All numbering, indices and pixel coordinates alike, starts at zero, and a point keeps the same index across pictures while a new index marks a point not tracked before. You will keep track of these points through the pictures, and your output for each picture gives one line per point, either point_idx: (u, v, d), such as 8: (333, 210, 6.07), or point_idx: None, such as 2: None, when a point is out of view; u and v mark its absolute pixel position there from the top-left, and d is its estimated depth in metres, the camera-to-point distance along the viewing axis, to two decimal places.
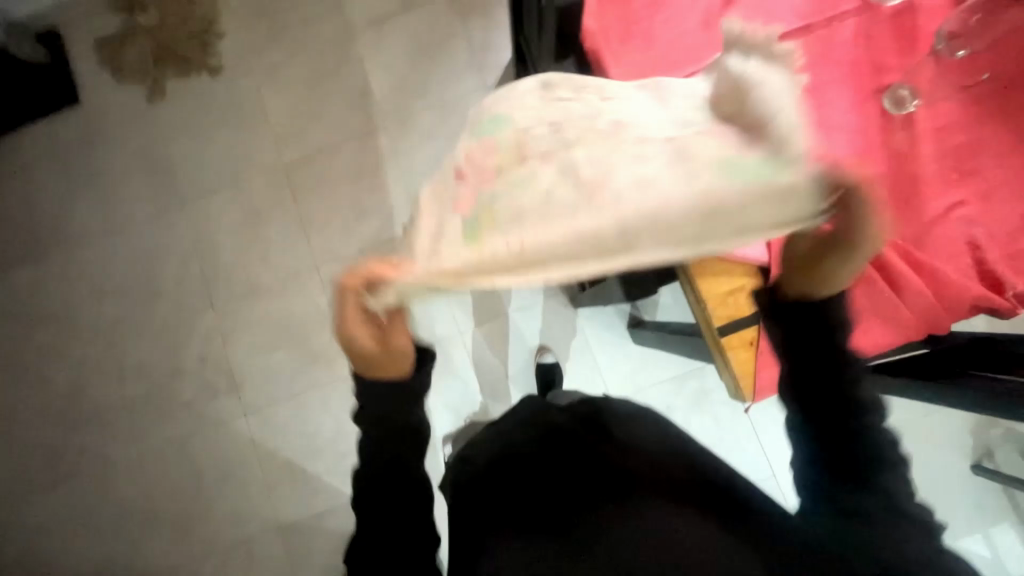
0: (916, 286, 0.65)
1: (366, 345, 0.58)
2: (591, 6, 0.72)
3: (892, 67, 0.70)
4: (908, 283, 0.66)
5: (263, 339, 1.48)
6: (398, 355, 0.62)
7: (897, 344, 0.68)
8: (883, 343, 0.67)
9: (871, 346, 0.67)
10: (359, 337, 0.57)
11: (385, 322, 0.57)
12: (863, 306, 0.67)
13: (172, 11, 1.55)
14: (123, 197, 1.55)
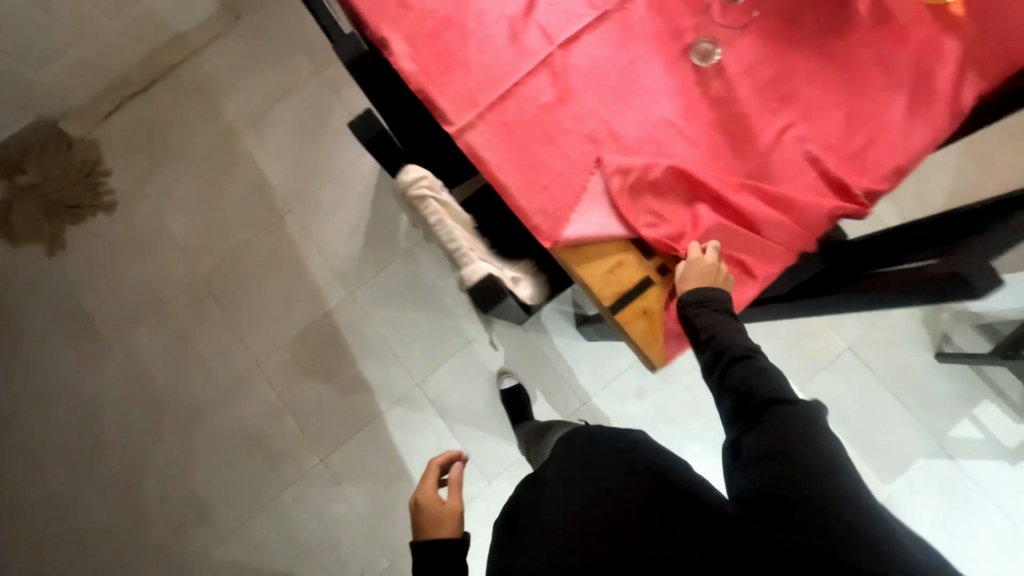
0: (770, 212, 0.69)
1: (433, 506, 0.74)
2: (404, 52, 0.77)
3: (690, 26, 0.76)
4: (764, 215, 0.69)
5: (225, 456, 1.42)
6: (454, 515, 0.73)
7: (778, 270, 0.70)
8: (766, 276, 0.70)
9: (756, 281, 0.70)
10: (430, 502, 0.75)
11: (447, 500, 0.75)
12: (736, 244, 0.70)
13: (52, 164, 1.55)
14: (45, 358, 1.49)
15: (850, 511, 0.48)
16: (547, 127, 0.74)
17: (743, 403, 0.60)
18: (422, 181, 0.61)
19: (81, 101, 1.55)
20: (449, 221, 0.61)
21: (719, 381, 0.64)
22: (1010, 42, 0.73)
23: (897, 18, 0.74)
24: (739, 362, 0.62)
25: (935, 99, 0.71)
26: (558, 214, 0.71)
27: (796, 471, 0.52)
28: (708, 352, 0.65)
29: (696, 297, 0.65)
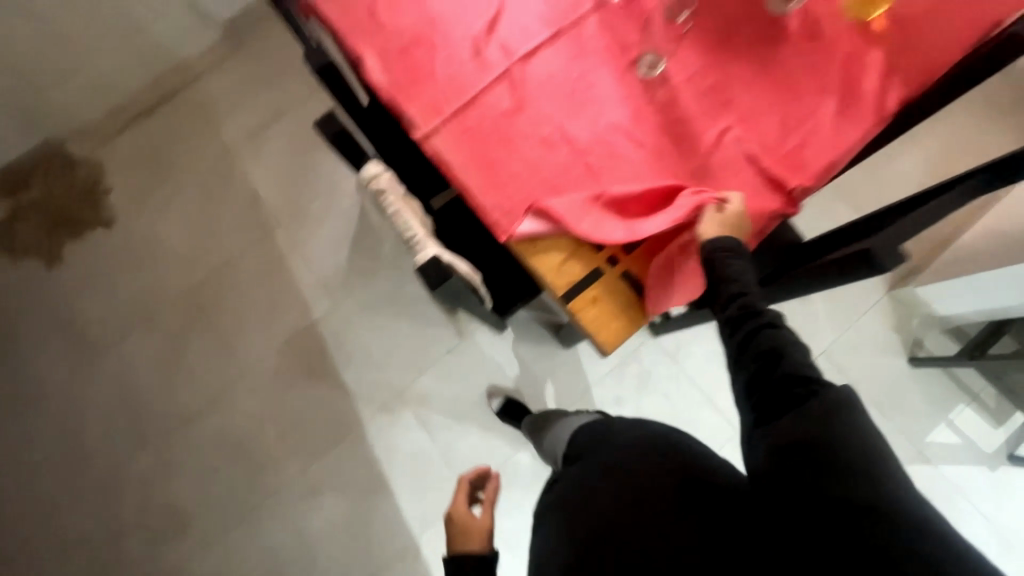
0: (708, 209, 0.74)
1: (465, 517, 0.82)
2: (377, 66, 0.84)
3: (637, 41, 0.83)
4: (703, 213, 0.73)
5: (205, 465, 1.42)
6: (482, 533, 0.80)
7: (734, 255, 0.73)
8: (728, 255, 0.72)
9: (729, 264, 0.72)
10: (462, 514, 0.83)
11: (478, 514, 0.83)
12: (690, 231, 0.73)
13: (56, 182, 1.63)
14: (34, 367, 1.52)
15: (885, 507, 0.47)
16: (506, 132, 0.80)
17: (768, 372, 0.58)
18: (382, 176, 0.66)
19: (87, 123, 1.65)
20: (406, 211, 0.66)
21: (741, 347, 0.62)
22: (929, 53, 0.80)
23: (826, 33, 0.81)
24: (764, 330, 0.61)
25: (861, 104, 0.78)
26: (514, 210, 0.76)
27: (830, 444, 0.51)
28: (733, 317, 0.63)
29: (718, 241, 0.68)
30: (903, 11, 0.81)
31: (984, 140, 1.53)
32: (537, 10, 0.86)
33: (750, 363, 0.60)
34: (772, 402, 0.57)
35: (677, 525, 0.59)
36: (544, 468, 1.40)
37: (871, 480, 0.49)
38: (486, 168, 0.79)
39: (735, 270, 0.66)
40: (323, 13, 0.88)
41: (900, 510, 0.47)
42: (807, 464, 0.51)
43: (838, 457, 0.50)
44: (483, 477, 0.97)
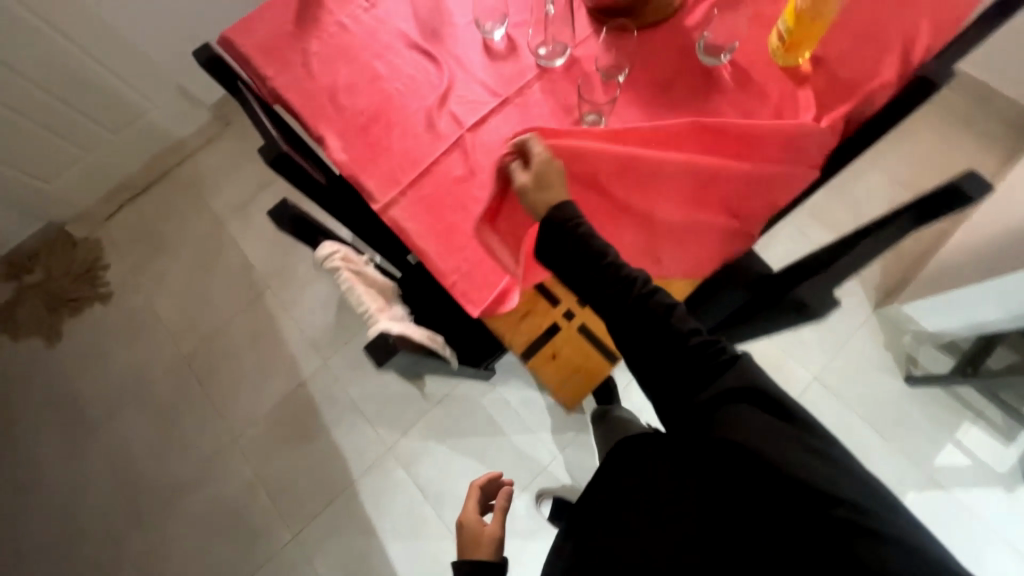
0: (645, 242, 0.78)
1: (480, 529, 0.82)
2: (337, 145, 0.89)
3: (578, 102, 0.88)
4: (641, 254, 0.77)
5: (197, 538, 1.39)
6: (494, 541, 0.81)
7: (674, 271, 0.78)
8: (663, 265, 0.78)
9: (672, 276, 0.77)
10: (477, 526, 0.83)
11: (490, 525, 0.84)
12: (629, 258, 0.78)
13: (57, 264, 1.70)
14: (28, 447, 1.52)
15: (806, 456, 0.52)
16: (460, 195, 0.84)
17: (667, 351, 0.63)
18: (336, 254, 0.69)
19: (86, 206, 1.74)
20: (358, 287, 0.68)
21: (635, 329, 0.65)
22: (861, 89, 0.82)
23: (757, 80, 0.86)
24: (647, 302, 0.65)
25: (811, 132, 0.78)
26: (470, 271, 0.79)
27: (751, 410, 0.56)
28: (617, 299, 0.66)
29: (560, 211, 0.70)
30: (830, 52, 0.85)
31: (945, 154, 1.56)
32: (484, 81, 0.92)
33: (649, 341, 0.64)
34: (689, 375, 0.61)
35: (679, 492, 0.59)
36: (540, 519, 1.35)
37: (793, 434, 0.53)
38: (443, 232, 0.82)
39: (600, 243, 0.69)
40: (287, 100, 0.95)
41: (819, 457, 0.52)
42: (741, 434, 0.54)
43: (758, 422, 0.55)
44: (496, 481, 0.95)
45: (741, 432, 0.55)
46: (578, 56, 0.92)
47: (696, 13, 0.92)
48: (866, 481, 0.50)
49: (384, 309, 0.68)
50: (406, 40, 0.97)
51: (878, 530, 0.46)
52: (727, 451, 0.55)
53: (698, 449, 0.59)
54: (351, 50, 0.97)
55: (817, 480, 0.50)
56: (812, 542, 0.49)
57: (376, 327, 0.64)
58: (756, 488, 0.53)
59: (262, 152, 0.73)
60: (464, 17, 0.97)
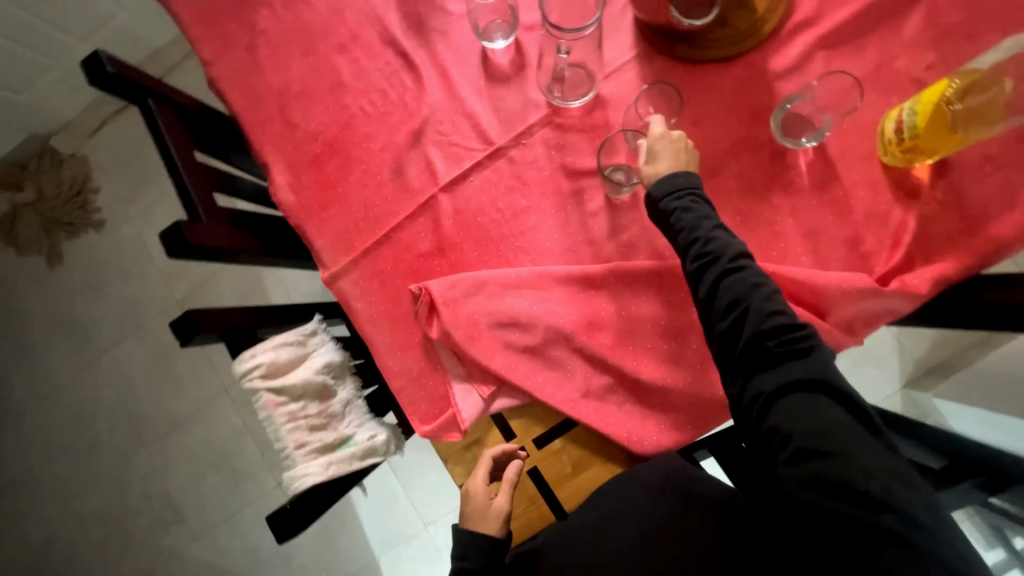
0: (628, 391, 0.64)
1: None
2: (285, 182, 0.73)
3: (588, 170, 0.67)
4: (617, 408, 0.64)
5: (194, 469, 1.56)
6: (503, 519, 0.62)
7: (651, 440, 0.63)
8: (648, 427, 0.64)
9: (654, 440, 0.63)
10: None
11: None
12: (608, 420, 0.64)
13: (46, 182, 1.62)
14: (48, 360, 1.63)
15: (864, 464, 0.47)
16: (421, 280, 0.68)
17: (736, 333, 0.54)
18: (254, 372, 0.62)
19: (67, 118, 1.59)
20: (275, 413, 0.64)
21: (709, 305, 0.56)
22: (995, 224, 0.57)
23: (843, 181, 0.61)
24: (730, 275, 0.55)
25: (887, 286, 0.58)
26: (423, 380, 0.68)
27: (816, 404, 0.50)
28: (694, 268, 0.56)
29: (661, 187, 0.59)
30: (968, 156, 0.58)
31: None
32: (475, 116, 0.69)
33: (718, 319, 0.55)
34: (753, 362, 0.53)
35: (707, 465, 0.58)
36: None
37: (857, 436, 0.48)
38: (397, 323, 0.69)
39: (683, 218, 0.57)
40: (228, 99, 0.74)
41: (878, 466, 0.47)
42: (797, 432, 0.49)
43: (822, 420, 0.49)
44: (509, 461, 0.66)
45: (800, 427, 0.49)
46: (605, 97, 0.67)
47: (788, 54, 0.64)
48: (921, 490, 0.46)
49: (304, 442, 0.64)
50: (386, 35, 0.73)
51: (922, 547, 0.44)
52: (775, 443, 0.51)
53: (746, 433, 0.54)
54: (313, 36, 0.74)
55: (870, 488, 0.46)
56: (837, 543, 0.47)
57: (298, 468, 0.63)
58: (798, 485, 0.49)
59: (165, 247, 0.57)
60: (464, 12, 0.72)
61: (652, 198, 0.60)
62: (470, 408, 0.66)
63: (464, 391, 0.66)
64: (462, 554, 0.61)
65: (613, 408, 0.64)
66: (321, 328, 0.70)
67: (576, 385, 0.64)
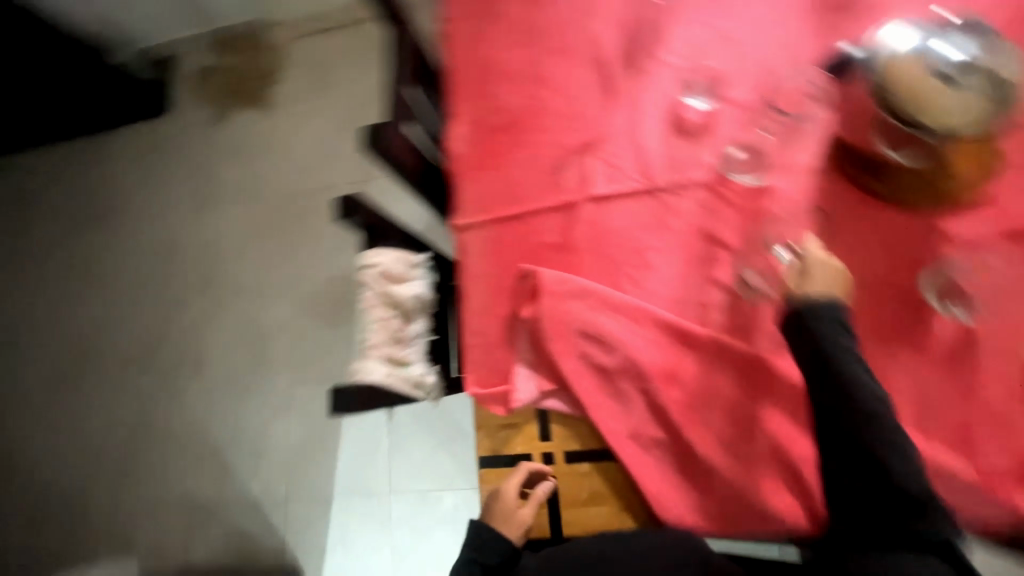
0: (671, 454, 0.64)
1: None
2: (463, 136, 0.82)
3: (725, 243, 0.70)
4: (654, 465, 0.64)
5: (230, 335, 1.70)
6: (523, 527, 0.66)
7: (675, 510, 0.63)
8: (676, 497, 0.63)
9: (674, 513, 0.63)
10: None
11: None
12: (641, 472, 0.64)
13: (249, 56, 1.90)
14: (175, 191, 1.89)
15: None
16: (534, 264, 0.73)
17: (862, 482, 0.55)
18: (372, 269, 0.71)
19: (290, 15, 1.87)
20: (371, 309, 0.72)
21: (838, 447, 0.56)
22: None
23: (975, 364, 0.60)
24: (864, 424, 0.55)
25: (974, 481, 0.57)
26: (493, 349, 0.72)
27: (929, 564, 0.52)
28: (829, 405, 0.57)
29: (812, 307, 0.59)
30: None
31: None
32: (647, 152, 0.75)
33: (844, 463, 0.56)
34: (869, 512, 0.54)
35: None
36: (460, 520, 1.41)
37: None
38: (496, 290, 0.74)
39: (835, 348, 0.58)
40: (451, 54, 0.86)
41: None
42: None
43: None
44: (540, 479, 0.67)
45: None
46: (771, 189, 0.70)
47: (968, 223, 0.64)
48: None
49: (378, 345, 0.71)
50: (603, 55, 0.81)
51: None
52: None
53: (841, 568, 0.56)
54: (542, 32, 0.84)
55: None
56: None
57: (365, 363, 0.70)
58: None
59: (365, 131, 0.70)
60: (678, 65, 0.78)
61: (797, 316, 0.60)
62: (527, 391, 0.68)
63: (526, 379, 0.69)
64: (475, 544, 0.65)
65: (653, 464, 0.64)
66: (426, 264, 0.76)
67: (628, 425, 0.65)
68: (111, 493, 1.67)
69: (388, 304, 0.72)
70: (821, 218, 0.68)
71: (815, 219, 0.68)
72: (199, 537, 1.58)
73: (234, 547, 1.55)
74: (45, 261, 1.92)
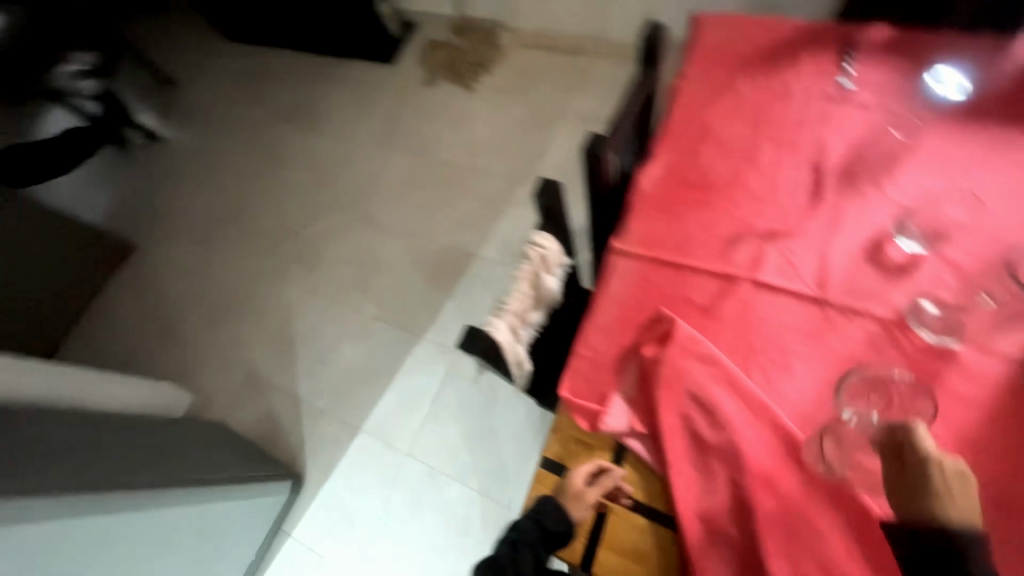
0: (735, 559, 0.60)
1: None
2: (654, 176, 0.87)
3: (879, 384, 0.66)
4: (713, 559, 0.60)
5: (350, 253, 1.92)
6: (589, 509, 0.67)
7: None
8: None
9: None
10: None
11: None
12: (697, 559, 0.60)
13: (475, 48, 2.21)
14: (367, 123, 2.20)
15: None
16: (673, 313, 0.74)
17: None
18: (537, 250, 0.75)
19: (523, 31, 2.17)
20: (520, 285, 0.74)
21: None
22: None
23: None
24: None
25: None
26: (599, 368, 0.74)
27: None
28: None
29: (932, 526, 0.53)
30: None
31: None
32: (830, 264, 0.74)
33: None
34: None
35: None
36: (454, 515, 1.40)
37: None
38: (627, 319, 0.76)
39: None
40: (672, 108, 0.94)
41: None
42: None
43: None
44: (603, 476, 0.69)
45: None
46: (952, 355, 0.66)
47: None
48: None
49: (515, 319, 0.73)
50: (820, 161, 0.82)
51: None
52: None
53: None
54: (767, 120, 0.88)
55: None
56: None
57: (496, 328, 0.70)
58: None
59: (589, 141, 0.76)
60: (896, 201, 0.77)
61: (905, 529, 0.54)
62: (618, 421, 0.69)
63: (620, 410, 0.70)
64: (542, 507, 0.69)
65: (713, 559, 0.60)
66: (563, 266, 0.83)
67: (703, 507, 0.62)
68: (197, 330, 1.90)
69: (534, 286, 0.76)
70: (999, 412, 0.62)
71: (991, 409, 0.62)
72: (237, 402, 1.73)
73: (258, 428, 1.66)
74: (253, 136, 2.33)
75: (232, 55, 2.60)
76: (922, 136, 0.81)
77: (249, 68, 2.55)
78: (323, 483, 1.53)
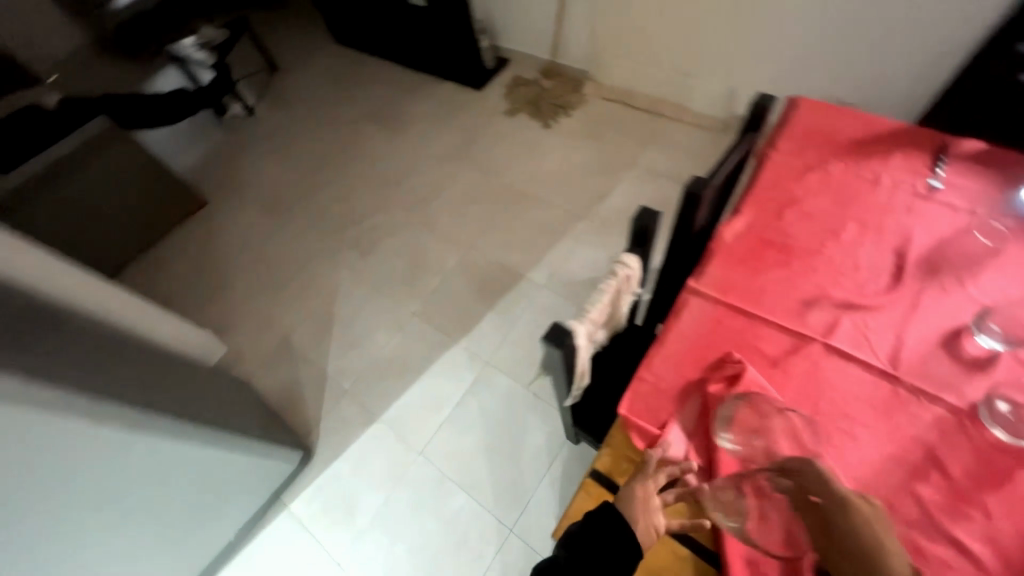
0: None
1: None
2: (737, 229, 0.91)
3: (947, 470, 0.65)
4: None
5: (404, 248, 2.00)
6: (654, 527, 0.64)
7: None
8: None
9: None
10: None
11: None
12: None
13: (559, 91, 2.37)
14: (446, 137, 2.35)
15: None
16: (742, 357, 0.76)
17: None
18: (625, 269, 0.78)
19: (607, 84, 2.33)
20: (603, 299, 0.77)
21: None
22: None
23: None
24: None
25: None
26: (661, 394, 0.75)
27: None
28: None
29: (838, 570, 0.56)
30: None
31: None
32: (903, 344, 0.75)
33: None
34: None
35: None
36: (454, 526, 1.37)
37: None
38: (696, 354, 0.78)
39: None
40: (760, 172, 1.00)
41: None
42: None
43: None
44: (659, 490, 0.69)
45: None
46: None
47: None
48: None
49: (592, 329, 0.75)
50: (901, 247, 0.86)
51: None
52: None
53: None
54: (851, 201, 0.93)
55: None
56: None
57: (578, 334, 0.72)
58: None
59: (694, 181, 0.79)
60: (976, 299, 0.79)
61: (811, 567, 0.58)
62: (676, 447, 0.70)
63: (678, 438, 0.71)
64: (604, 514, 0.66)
65: None
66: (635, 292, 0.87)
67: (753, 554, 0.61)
68: (244, 289, 1.98)
69: (611, 303, 0.79)
70: None
71: None
72: (265, 365, 1.77)
73: (279, 395, 1.69)
74: (338, 126, 2.52)
75: (337, 55, 2.85)
76: (1007, 245, 0.84)
77: (349, 68, 2.79)
78: (329, 463, 1.52)
